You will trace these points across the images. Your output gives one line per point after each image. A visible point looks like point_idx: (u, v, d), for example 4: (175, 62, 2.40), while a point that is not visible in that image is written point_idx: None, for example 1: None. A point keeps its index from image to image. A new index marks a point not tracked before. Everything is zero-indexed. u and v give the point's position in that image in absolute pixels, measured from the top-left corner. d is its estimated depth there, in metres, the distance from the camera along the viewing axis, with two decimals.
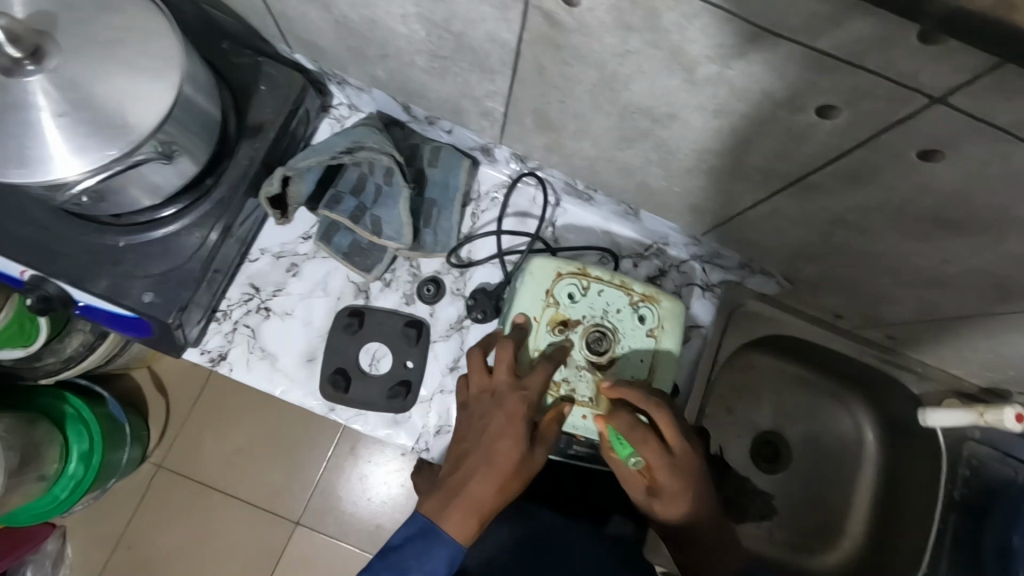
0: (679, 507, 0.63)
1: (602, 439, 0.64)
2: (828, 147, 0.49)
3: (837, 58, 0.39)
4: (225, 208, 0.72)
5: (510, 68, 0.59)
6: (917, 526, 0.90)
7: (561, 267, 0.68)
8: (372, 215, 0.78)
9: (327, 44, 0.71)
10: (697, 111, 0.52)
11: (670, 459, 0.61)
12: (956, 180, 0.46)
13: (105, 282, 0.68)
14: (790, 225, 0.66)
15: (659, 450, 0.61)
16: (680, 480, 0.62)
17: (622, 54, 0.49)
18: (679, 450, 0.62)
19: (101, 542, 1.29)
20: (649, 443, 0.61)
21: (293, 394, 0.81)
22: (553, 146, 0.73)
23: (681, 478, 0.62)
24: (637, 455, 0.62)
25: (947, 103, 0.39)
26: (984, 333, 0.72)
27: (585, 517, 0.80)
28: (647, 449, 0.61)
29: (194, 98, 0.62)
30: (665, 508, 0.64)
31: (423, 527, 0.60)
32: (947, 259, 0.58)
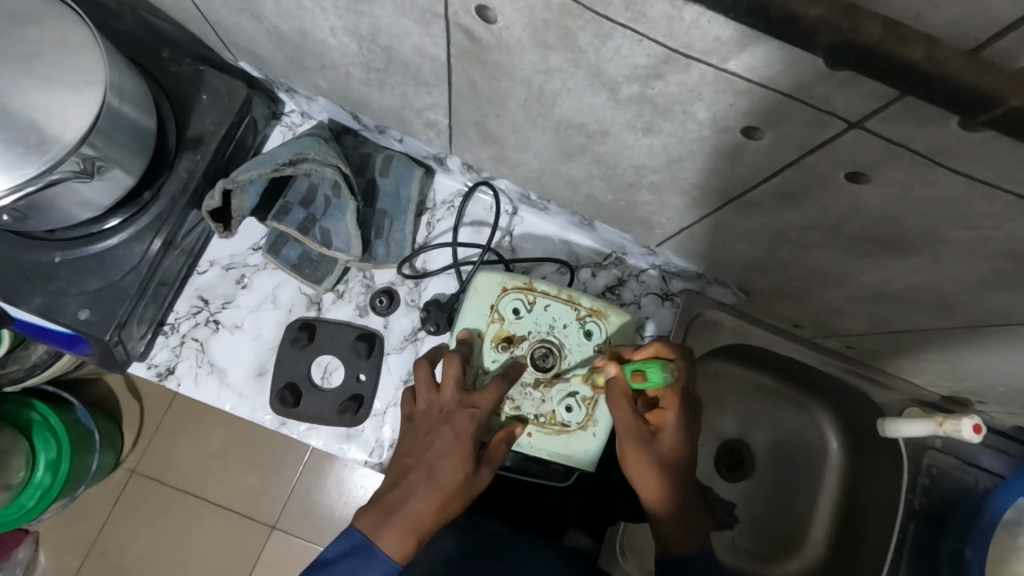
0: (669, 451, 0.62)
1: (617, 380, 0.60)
2: (758, 167, 0.48)
3: (748, 81, 0.38)
4: (165, 219, 0.70)
5: (445, 81, 0.57)
6: (876, 534, 0.89)
7: (506, 281, 0.67)
8: (321, 227, 0.77)
9: (266, 54, 0.70)
10: (628, 128, 0.51)
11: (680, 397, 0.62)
12: (884, 202, 0.45)
13: (38, 299, 0.67)
14: (736, 239, 0.65)
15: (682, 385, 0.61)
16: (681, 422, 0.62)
17: (545, 72, 0.47)
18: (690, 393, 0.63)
19: (69, 551, 1.28)
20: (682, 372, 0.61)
21: (242, 409, 0.79)
22: (500, 158, 0.71)
23: (683, 418, 0.62)
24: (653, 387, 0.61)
25: (863, 128, 0.38)
26: (935, 346, 0.71)
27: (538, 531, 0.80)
28: (681, 384, 0.61)
29: (122, 109, 0.60)
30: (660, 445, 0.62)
31: (356, 545, 0.58)
32: (888, 276, 0.57)
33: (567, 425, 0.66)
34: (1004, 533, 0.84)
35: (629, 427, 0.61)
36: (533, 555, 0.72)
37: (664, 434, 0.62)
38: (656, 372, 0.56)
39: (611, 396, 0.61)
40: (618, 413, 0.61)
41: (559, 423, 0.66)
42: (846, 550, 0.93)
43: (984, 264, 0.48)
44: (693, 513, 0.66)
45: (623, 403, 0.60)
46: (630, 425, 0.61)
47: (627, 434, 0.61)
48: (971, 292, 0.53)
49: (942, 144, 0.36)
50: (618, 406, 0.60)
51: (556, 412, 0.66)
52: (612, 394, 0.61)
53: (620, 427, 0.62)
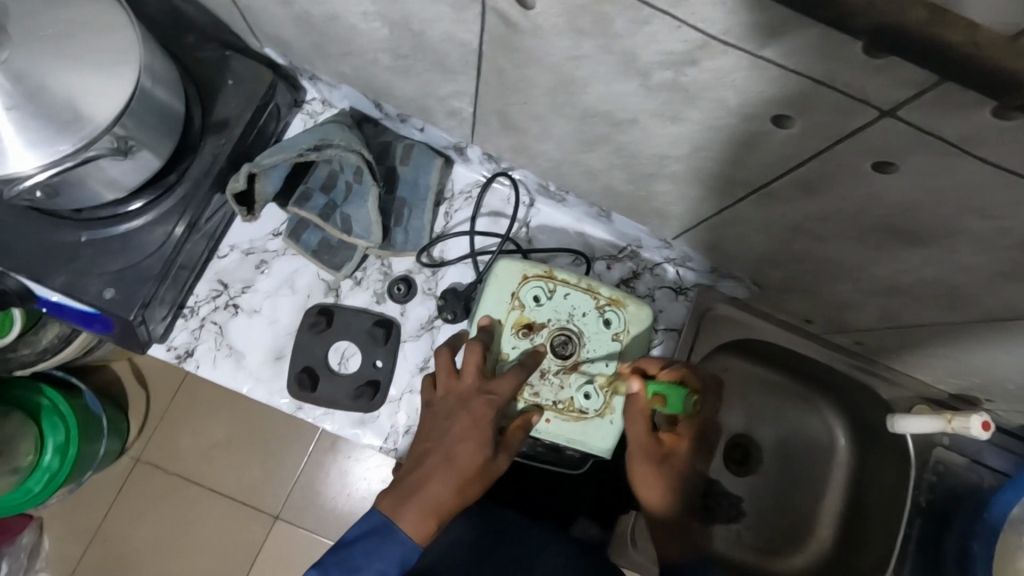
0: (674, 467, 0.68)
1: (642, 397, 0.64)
2: (782, 157, 0.49)
3: (782, 67, 0.39)
4: (188, 203, 0.71)
5: (472, 69, 0.58)
6: (881, 530, 0.90)
7: (527, 270, 0.68)
8: (342, 213, 0.78)
9: (292, 40, 0.70)
10: (654, 116, 0.52)
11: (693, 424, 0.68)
12: (906, 192, 0.46)
13: (63, 278, 0.67)
14: (754, 232, 0.65)
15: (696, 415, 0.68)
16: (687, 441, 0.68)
17: (577, 58, 0.48)
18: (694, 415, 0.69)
19: (74, 536, 1.29)
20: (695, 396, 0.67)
21: (259, 392, 0.80)
22: (519, 148, 0.72)
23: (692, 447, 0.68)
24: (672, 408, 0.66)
25: (895, 115, 0.38)
26: (946, 342, 0.72)
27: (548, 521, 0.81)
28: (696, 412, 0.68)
29: (154, 91, 0.61)
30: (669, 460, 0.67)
31: (377, 525, 0.59)
32: (902, 269, 0.58)
33: (585, 412, 0.66)
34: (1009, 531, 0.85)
35: (644, 448, 0.65)
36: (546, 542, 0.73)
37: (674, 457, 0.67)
38: (679, 400, 0.64)
39: (629, 414, 0.65)
40: (632, 429, 0.65)
41: (578, 410, 0.67)
42: (850, 547, 0.94)
43: (1001, 256, 0.49)
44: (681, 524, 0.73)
45: (641, 422, 0.65)
46: (645, 445, 0.65)
47: (640, 455, 0.66)
48: (985, 285, 0.54)
49: (971, 134, 0.37)
50: (635, 424, 0.65)
51: (575, 399, 0.67)
52: (631, 411, 0.65)
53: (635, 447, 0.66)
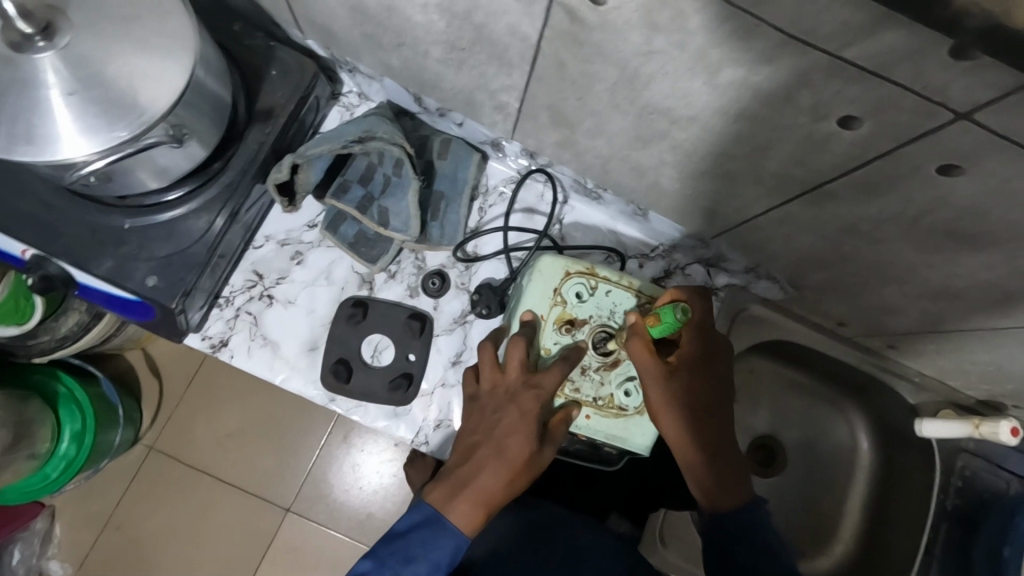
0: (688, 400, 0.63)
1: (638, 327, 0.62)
2: (847, 157, 0.49)
3: (864, 68, 0.39)
4: (232, 193, 0.71)
5: (529, 64, 0.58)
6: (908, 533, 0.90)
7: (569, 266, 0.68)
8: (379, 206, 0.78)
9: (341, 31, 0.71)
10: (717, 114, 0.52)
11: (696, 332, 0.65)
12: (974, 196, 0.46)
13: (107, 264, 0.67)
14: (801, 232, 0.66)
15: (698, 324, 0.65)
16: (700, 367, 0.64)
17: (645, 55, 0.48)
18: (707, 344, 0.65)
19: (90, 522, 1.29)
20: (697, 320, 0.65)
21: (294, 383, 0.80)
22: (565, 143, 0.72)
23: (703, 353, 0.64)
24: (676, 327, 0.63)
25: (974, 119, 0.39)
26: (986, 346, 0.72)
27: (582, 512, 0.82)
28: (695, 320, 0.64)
29: (207, 82, 0.61)
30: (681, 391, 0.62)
31: (428, 516, 0.59)
32: (955, 272, 0.58)
33: (625, 409, 0.67)
34: None
35: (653, 368, 0.62)
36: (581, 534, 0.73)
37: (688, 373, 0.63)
38: (671, 313, 0.59)
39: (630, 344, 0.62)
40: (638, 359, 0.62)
41: (617, 407, 0.67)
42: (875, 548, 0.94)
43: None
44: (733, 472, 0.64)
45: (642, 346, 0.62)
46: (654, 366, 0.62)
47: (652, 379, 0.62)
48: None
49: None
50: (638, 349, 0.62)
51: (614, 395, 0.67)
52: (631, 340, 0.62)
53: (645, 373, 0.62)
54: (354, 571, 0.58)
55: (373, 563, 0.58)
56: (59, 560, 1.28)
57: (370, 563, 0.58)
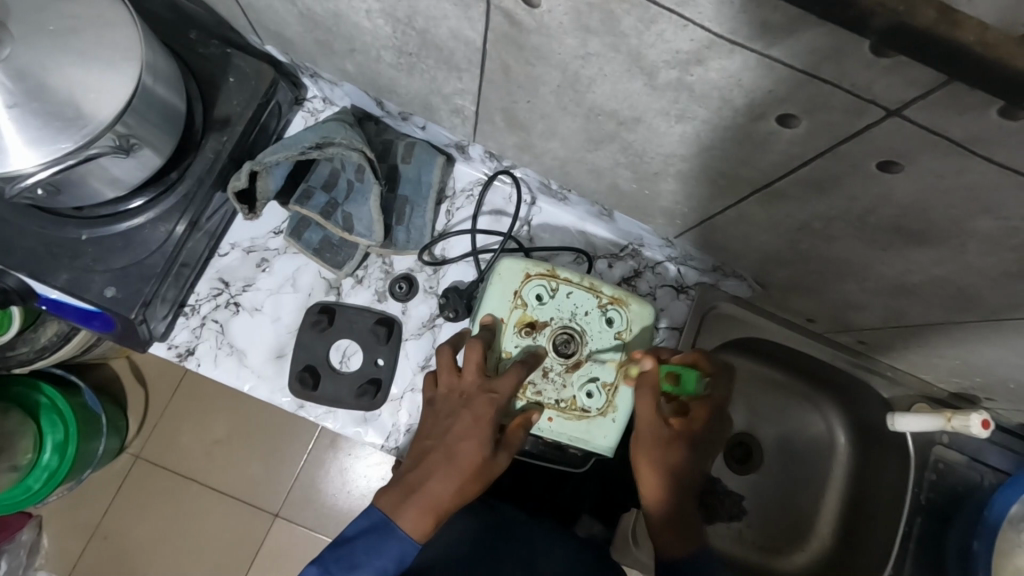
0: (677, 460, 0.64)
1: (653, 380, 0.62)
2: (789, 156, 0.49)
3: (790, 67, 0.39)
4: (190, 201, 0.71)
5: (477, 67, 0.58)
6: (882, 528, 0.90)
7: (529, 268, 0.68)
8: (343, 212, 0.77)
9: (296, 37, 0.70)
10: (661, 115, 0.51)
11: (706, 409, 0.65)
12: (914, 192, 0.46)
13: (65, 276, 0.67)
14: (757, 230, 0.66)
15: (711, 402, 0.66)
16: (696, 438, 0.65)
17: (584, 57, 0.48)
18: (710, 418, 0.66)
19: (77, 532, 1.28)
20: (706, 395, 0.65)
21: (261, 391, 0.80)
22: (524, 146, 0.72)
23: (703, 429, 0.65)
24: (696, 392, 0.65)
25: (901, 115, 0.39)
26: (948, 341, 0.72)
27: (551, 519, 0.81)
28: (710, 398, 0.66)
29: (155, 89, 0.61)
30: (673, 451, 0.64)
31: (375, 522, 0.60)
32: (910, 268, 0.58)
33: (587, 411, 0.67)
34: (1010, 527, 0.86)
35: (654, 424, 0.62)
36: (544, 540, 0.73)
37: (683, 440, 0.64)
38: (693, 380, 0.65)
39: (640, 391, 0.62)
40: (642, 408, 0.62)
41: (580, 409, 0.67)
42: (850, 545, 0.94)
43: (1009, 256, 0.49)
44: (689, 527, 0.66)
45: (654, 399, 0.61)
46: (653, 422, 0.62)
47: (649, 433, 0.62)
48: (992, 284, 0.54)
49: (980, 134, 0.37)
50: (646, 401, 0.62)
51: (577, 398, 0.67)
52: (641, 388, 0.62)
53: (643, 425, 0.62)
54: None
55: (319, 569, 0.58)
56: (45, 571, 1.27)
57: (315, 569, 0.59)
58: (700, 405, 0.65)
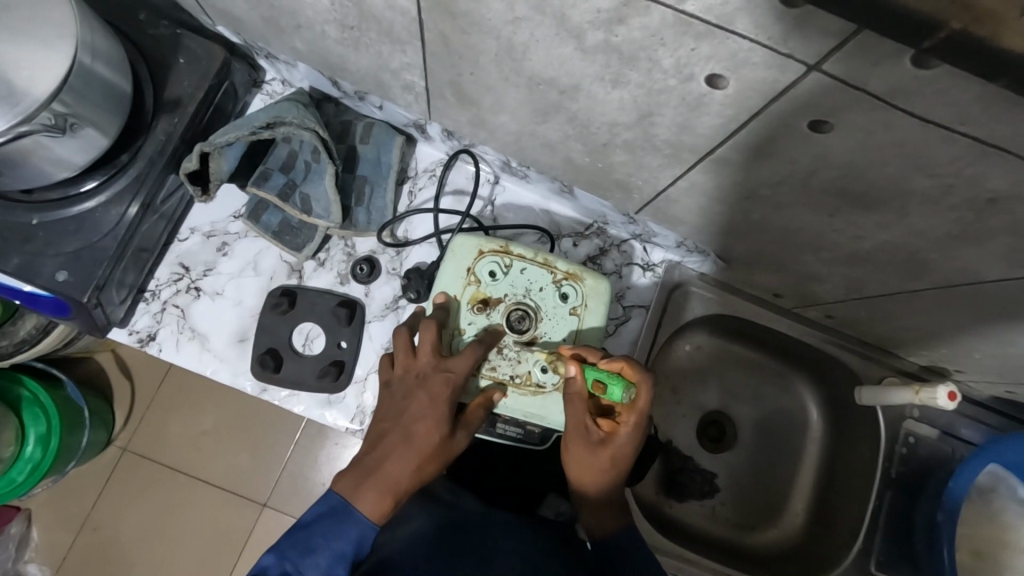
0: (601, 460, 0.62)
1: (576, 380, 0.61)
2: (726, 119, 0.48)
3: (707, 22, 0.38)
4: (142, 183, 0.70)
5: (417, 38, 0.58)
6: (853, 502, 0.90)
7: (483, 245, 0.68)
8: (301, 193, 0.77)
9: (243, 15, 0.70)
10: (597, 81, 0.51)
11: (639, 416, 0.60)
12: (849, 150, 0.45)
13: (17, 260, 0.67)
14: (710, 201, 0.65)
15: (640, 408, 0.60)
16: (630, 444, 0.61)
17: (513, 22, 0.48)
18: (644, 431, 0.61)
19: (64, 525, 1.28)
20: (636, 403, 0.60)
21: (223, 375, 0.80)
22: (477, 122, 0.72)
23: (636, 437, 0.61)
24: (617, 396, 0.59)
25: (822, 69, 0.38)
26: (907, 312, 0.72)
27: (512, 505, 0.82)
28: (641, 405, 0.60)
29: (96, 69, 0.60)
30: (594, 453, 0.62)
31: (333, 506, 0.60)
32: (860, 234, 0.58)
33: (543, 386, 0.66)
34: (978, 497, 0.86)
35: (578, 427, 0.62)
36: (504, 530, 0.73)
37: (613, 446, 0.61)
38: (615, 390, 0.58)
39: (568, 395, 0.62)
40: (570, 412, 0.62)
41: (535, 385, 0.66)
42: (824, 520, 0.94)
43: (950, 215, 0.48)
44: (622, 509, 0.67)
45: (579, 404, 0.61)
46: (579, 424, 0.61)
47: (576, 433, 0.62)
48: (940, 247, 0.54)
49: (899, 85, 0.37)
50: (572, 406, 0.62)
51: (532, 372, 0.66)
52: (569, 393, 0.62)
53: (571, 424, 0.62)
54: (258, 565, 0.59)
55: (276, 556, 0.59)
56: (35, 563, 1.28)
57: (273, 557, 0.59)
58: (631, 412, 0.60)
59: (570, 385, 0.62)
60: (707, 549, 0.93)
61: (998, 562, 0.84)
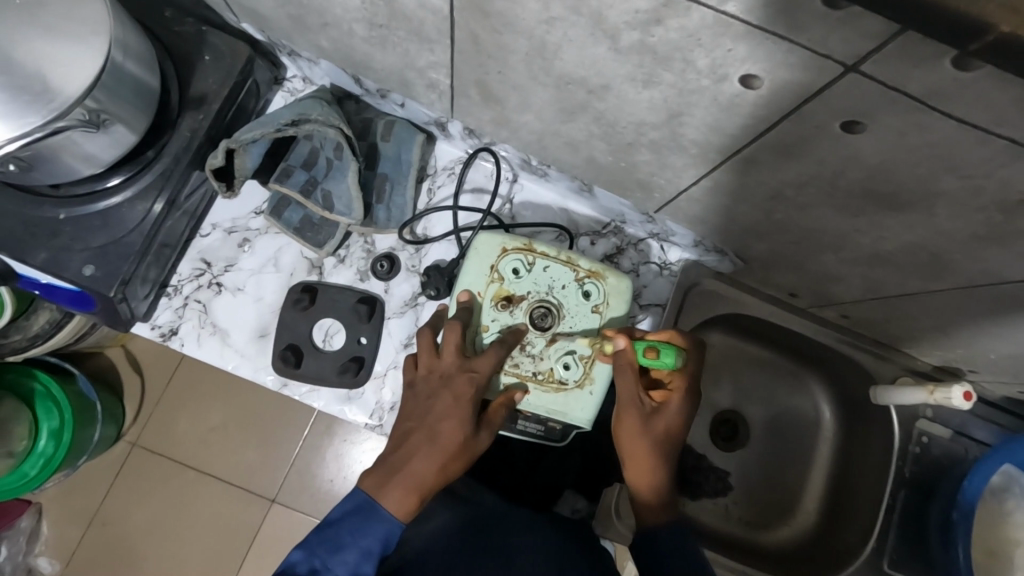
0: (658, 432, 0.64)
1: (630, 353, 0.62)
2: (757, 119, 0.49)
3: (747, 23, 0.39)
4: (168, 179, 0.71)
5: (447, 37, 0.58)
6: (867, 501, 0.91)
7: (506, 242, 0.68)
8: (323, 190, 0.77)
9: (270, 13, 0.70)
10: (628, 81, 0.52)
11: (687, 382, 0.65)
12: (879, 152, 0.46)
13: (43, 254, 0.68)
14: (733, 201, 0.66)
15: (690, 372, 0.64)
16: (682, 410, 0.65)
17: (548, 22, 0.48)
18: (692, 396, 0.65)
19: (76, 519, 1.29)
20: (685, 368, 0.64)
21: (244, 370, 0.80)
22: (500, 120, 0.72)
23: (687, 402, 0.65)
24: (674, 360, 0.61)
25: (859, 71, 0.38)
26: (925, 313, 0.72)
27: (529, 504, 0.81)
28: (688, 368, 0.64)
29: (126, 66, 0.61)
30: (652, 426, 0.63)
31: (360, 504, 0.60)
32: (883, 235, 0.58)
33: (565, 383, 0.67)
34: (990, 497, 0.86)
35: (633, 399, 0.63)
36: (524, 527, 0.74)
37: (666, 414, 0.64)
38: (670, 354, 0.60)
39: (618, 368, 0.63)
40: (621, 387, 0.63)
41: (557, 381, 0.67)
42: (836, 520, 0.94)
43: (977, 217, 0.49)
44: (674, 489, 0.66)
45: (630, 378, 0.63)
46: (633, 397, 0.63)
47: (630, 407, 0.63)
48: (964, 248, 0.54)
49: (937, 88, 0.37)
50: (624, 377, 0.62)
51: (554, 369, 0.67)
52: (619, 366, 0.63)
53: (623, 400, 0.63)
54: (287, 561, 0.59)
55: (305, 553, 0.59)
56: (46, 557, 1.28)
57: (301, 553, 0.60)
58: (679, 378, 0.64)
59: (619, 358, 0.62)
60: (719, 547, 0.94)
61: (1011, 562, 0.84)
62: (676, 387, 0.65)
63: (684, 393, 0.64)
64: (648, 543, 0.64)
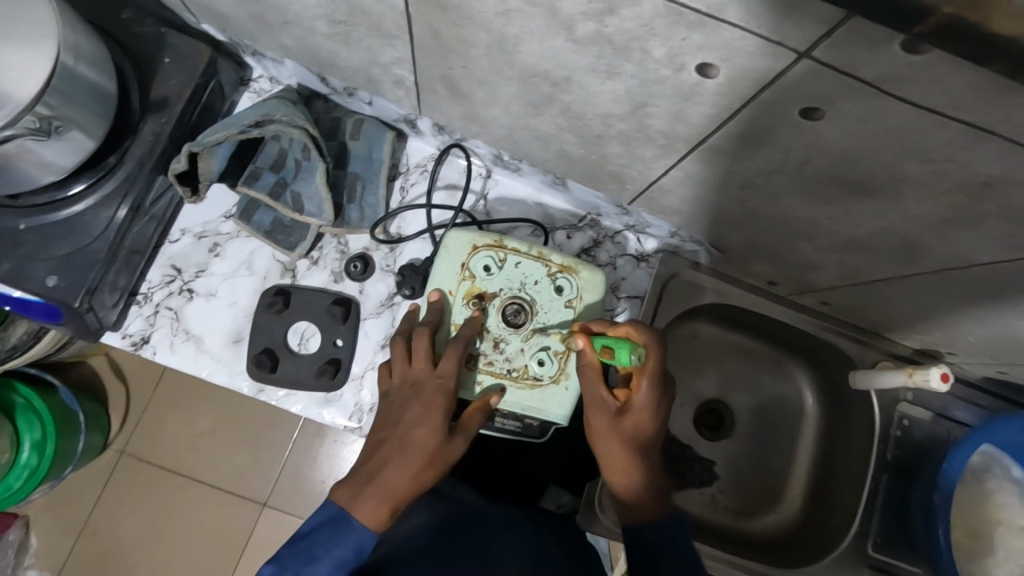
0: (625, 431, 0.62)
1: (589, 353, 0.62)
2: (719, 108, 0.48)
3: (698, 10, 0.38)
4: (132, 184, 0.69)
5: (407, 32, 0.57)
6: (850, 486, 0.91)
7: (476, 240, 0.67)
8: (292, 191, 0.76)
9: (230, 13, 0.69)
10: (590, 73, 0.51)
11: (652, 379, 0.61)
12: (842, 139, 0.45)
13: (5, 266, 0.66)
14: (705, 191, 0.65)
15: (652, 370, 0.60)
16: (648, 408, 0.62)
17: (504, 14, 0.47)
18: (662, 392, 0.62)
19: (63, 531, 1.28)
20: (645, 365, 0.60)
21: (219, 377, 0.79)
22: (469, 116, 0.71)
23: (653, 401, 0.62)
24: (628, 358, 0.59)
25: (813, 57, 0.38)
26: (901, 297, 0.72)
27: (512, 501, 0.81)
28: (652, 367, 0.60)
29: (80, 69, 0.59)
30: (619, 426, 0.62)
31: (333, 516, 0.60)
32: (853, 221, 0.58)
33: (540, 379, 0.66)
34: (971, 477, 0.87)
35: (595, 398, 0.63)
36: (505, 526, 0.73)
37: (632, 412, 0.62)
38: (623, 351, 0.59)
39: (581, 369, 0.63)
40: (585, 386, 0.63)
41: (532, 378, 0.66)
42: (822, 504, 0.95)
43: (943, 200, 0.48)
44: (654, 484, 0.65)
45: (592, 377, 0.62)
46: (596, 396, 0.63)
47: (595, 406, 0.63)
48: (933, 232, 0.54)
49: (891, 73, 0.37)
50: (586, 377, 0.63)
51: (529, 365, 0.66)
52: (581, 366, 0.63)
53: (588, 399, 0.64)
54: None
55: (277, 567, 0.58)
56: (36, 570, 1.27)
57: (274, 567, 0.58)
58: (642, 375, 0.61)
59: (580, 358, 0.63)
60: (707, 537, 0.94)
61: (992, 540, 0.85)
62: (639, 387, 0.61)
63: (649, 393, 0.61)
64: (631, 543, 0.64)
